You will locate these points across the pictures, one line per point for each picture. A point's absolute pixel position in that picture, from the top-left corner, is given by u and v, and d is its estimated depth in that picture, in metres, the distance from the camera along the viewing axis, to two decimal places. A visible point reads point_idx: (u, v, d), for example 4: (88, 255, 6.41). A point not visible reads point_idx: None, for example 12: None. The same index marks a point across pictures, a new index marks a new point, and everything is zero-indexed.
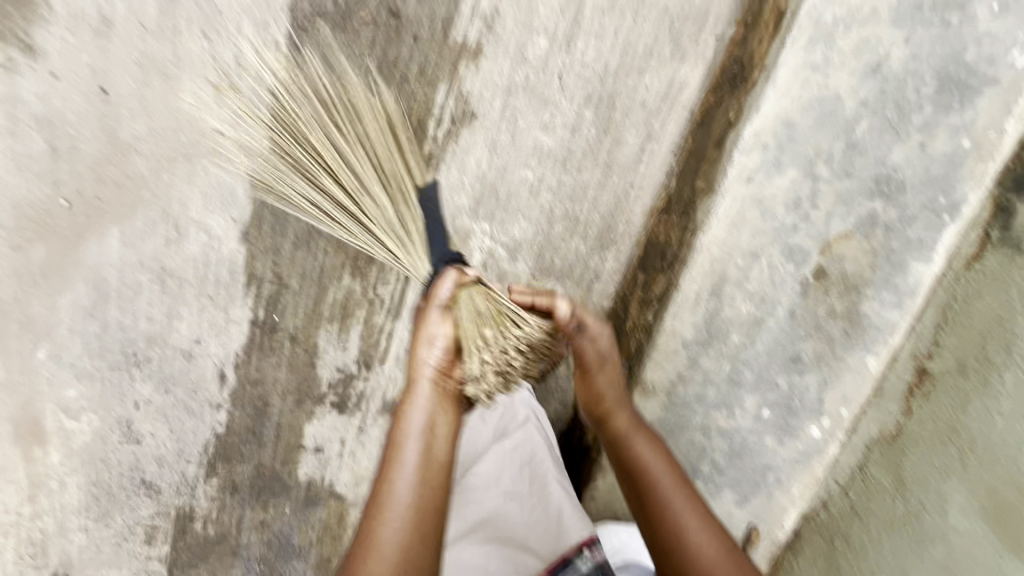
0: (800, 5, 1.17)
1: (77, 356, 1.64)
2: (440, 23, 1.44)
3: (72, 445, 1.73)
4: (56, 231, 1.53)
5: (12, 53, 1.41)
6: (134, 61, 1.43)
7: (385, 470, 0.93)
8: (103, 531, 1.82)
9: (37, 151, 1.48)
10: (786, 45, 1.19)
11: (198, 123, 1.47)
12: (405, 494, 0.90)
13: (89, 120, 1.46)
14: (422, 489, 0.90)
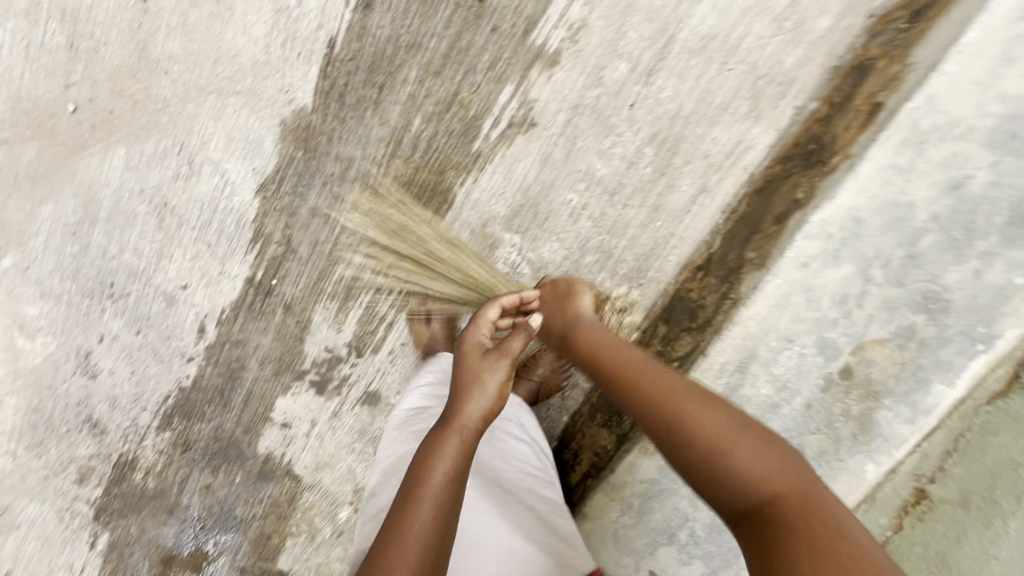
0: (898, 107, 1.21)
1: (46, 274, 1.49)
2: (524, 21, 1.35)
3: (20, 364, 1.58)
4: (54, 135, 1.38)
5: None
6: None
7: (413, 481, 1.01)
8: (33, 461, 1.68)
9: (53, 45, 1.32)
10: (877, 142, 1.22)
11: (240, 59, 1.34)
12: (423, 521, 0.96)
13: (121, 26, 1.32)
14: (444, 509, 0.99)
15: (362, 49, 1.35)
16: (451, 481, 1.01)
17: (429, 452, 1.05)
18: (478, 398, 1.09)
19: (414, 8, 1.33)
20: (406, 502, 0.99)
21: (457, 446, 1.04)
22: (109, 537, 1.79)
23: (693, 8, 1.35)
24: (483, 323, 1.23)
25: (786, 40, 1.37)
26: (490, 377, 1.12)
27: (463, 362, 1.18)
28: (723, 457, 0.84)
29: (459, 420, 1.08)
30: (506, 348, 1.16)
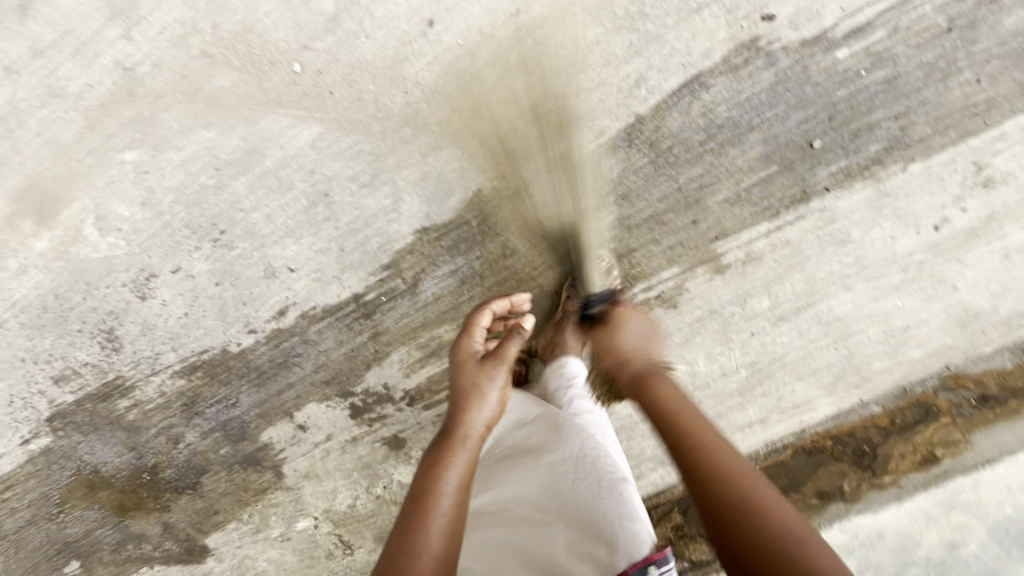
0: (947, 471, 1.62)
1: (163, 189, 1.38)
2: (720, 230, 1.48)
3: (72, 249, 1.43)
4: (261, 80, 1.30)
5: None
6: (477, 29, 1.29)
7: (423, 497, 1.03)
8: (21, 339, 1.51)
9: (319, 8, 1.26)
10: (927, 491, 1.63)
11: (479, 123, 1.36)
12: (439, 529, 0.99)
13: (390, 29, 1.28)
14: (453, 527, 1.01)
15: (584, 177, 1.41)
16: (460, 485, 1.07)
17: (433, 467, 1.09)
18: (482, 408, 1.19)
19: (648, 171, 1.41)
20: (415, 513, 1.00)
21: (464, 454, 1.12)
22: (49, 441, 1.63)
23: (838, 295, 1.57)
24: (476, 331, 1.29)
25: (883, 350, 1.63)
26: (490, 387, 1.21)
27: (460, 372, 1.24)
28: (747, 517, 0.83)
29: (465, 430, 1.17)
30: (503, 353, 1.25)
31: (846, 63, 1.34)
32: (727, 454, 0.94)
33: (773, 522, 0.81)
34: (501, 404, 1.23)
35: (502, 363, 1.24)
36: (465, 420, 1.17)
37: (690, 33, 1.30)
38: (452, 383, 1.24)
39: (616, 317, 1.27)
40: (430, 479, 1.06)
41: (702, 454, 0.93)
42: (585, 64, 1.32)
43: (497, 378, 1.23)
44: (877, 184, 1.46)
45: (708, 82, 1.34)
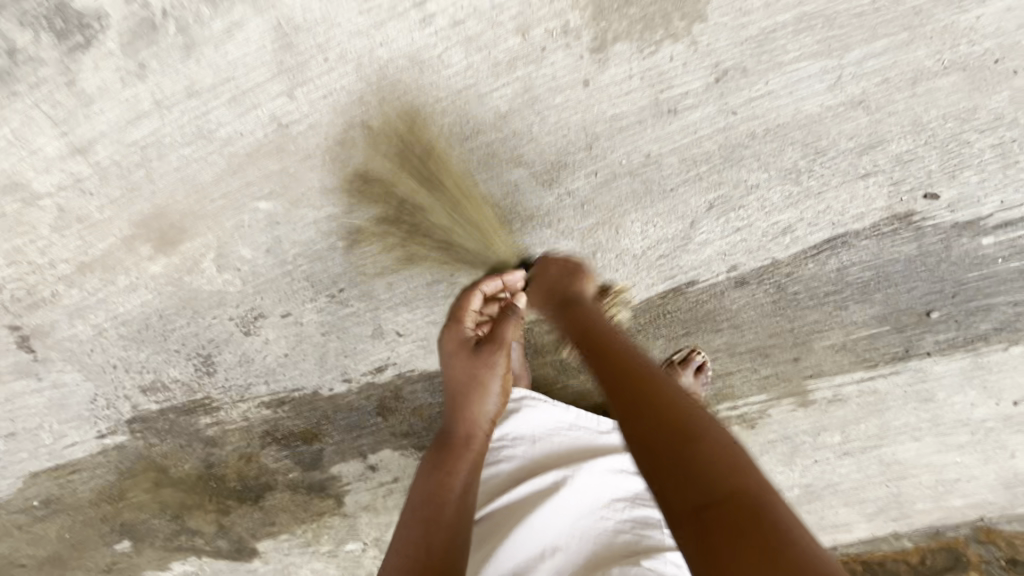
0: None
1: (291, 241, 1.36)
2: (816, 369, 1.53)
3: (186, 278, 1.41)
4: (415, 160, 1.27)
5: (583, 30, 1.14)
6: (645, 152, 1.26)
7: (435, 497, 1.20)
8: (116, 348, 1.52)
9: (493, 104, 1.21)
10: None
11: (619, 238, 1.35)
12: (451, 528, 1.18)
13: (558, 137, 1.24)
14: (462, 517, 1.20)
15: (705, 303, 1.43)
16: (467, 484, 1.24)
17: (443, 465, 1.24)
18: (485, 401, 1.29)
19: (766, 309, 1.43)
20: (429, 513, 1.18)
21: (470, 453, 1.27)
22: (124, 439, 1.67)
23: (905, 442, 1.64)
24: (467, 318, 1.32)
25: (929, 494, 1.72)
26: (490, 378, 1.29)
27: (454, 364, 1.31)
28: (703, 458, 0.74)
29: (468, 425, 1.29)
30: (498, 340, 1.30)
31: (987, 249, 1.35)
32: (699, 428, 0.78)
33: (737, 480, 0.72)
34: (501, 398, 1.32)
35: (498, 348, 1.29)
36: (468, 413, 1.29)
37: (849, 195, 1.29)
38: (449, 375, 1.32)
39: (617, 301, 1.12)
40: (436, 484, 1.22)
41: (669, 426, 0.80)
42: (739, 205, 1.31)
43: (495, 366, 1.30)
44: (975, 357, 1.51)
45: (852, 242, 1.34)
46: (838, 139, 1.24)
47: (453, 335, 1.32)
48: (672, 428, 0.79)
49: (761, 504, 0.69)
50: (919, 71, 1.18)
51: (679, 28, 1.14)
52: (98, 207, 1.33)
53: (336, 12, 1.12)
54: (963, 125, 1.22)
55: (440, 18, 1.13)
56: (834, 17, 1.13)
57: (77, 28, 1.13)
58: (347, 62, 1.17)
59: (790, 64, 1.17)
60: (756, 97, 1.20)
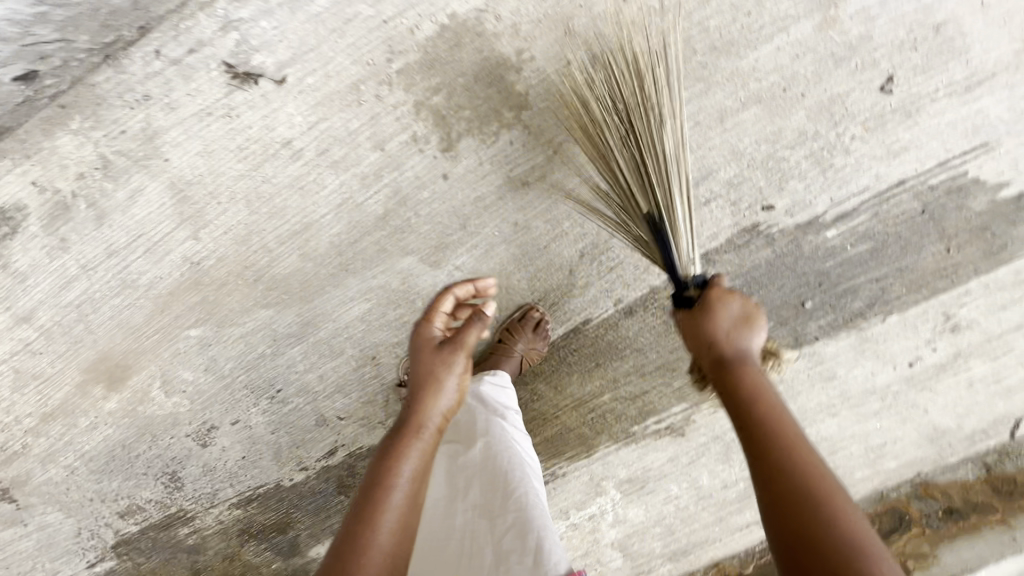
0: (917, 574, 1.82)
1: (225, 358, 1.52)
2: None
3: (140, 408, 1.56)
4: (316, 267, 1.43)
5: (431, 135, 1.33)
6: (512, 220, 1.43)
7: (376, 488, 1.02)
8: (89, 482, 1.65)
9: (370, 209, 1.39)
10: None
11: (512, 295, 1.51)
12: (388, 527, 0.99)
13: (435, 224, 1.42)
14: (403, 519, 1.01)
15: (604, 335, 1.58)
16: (416, 485, 1.05)
17: (387, 457, 1.06)
18: (440, 396, 1.11)
19: (660, 329, 1.58)
20: (365, 510, 1.00)
21: (419, 447, 1.07)
22: (113, 563, 1.77)
23: (826, 419, 1.76)
24: (436, 319, 1.22)
25: (864, 461, 1.81)
26: (447, 374, 1.12)
27: (417, 360, 1.16)
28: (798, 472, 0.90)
29: (421, 418, 1.10)
30: (461, 340, 1.16)
31: (833, 240, 1.52)
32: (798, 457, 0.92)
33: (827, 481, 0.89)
34: (460, 392, 1.13)
35: (461, 346, 1.15)
36: (421, 407, 1.11)
37: (699, 221, 1.47)
38: (411, 372, 1.17)
39: (716, 316, 1.05)
40: (379, 475, 1.03)
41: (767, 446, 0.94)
42: (607, 247, 1.48)
43: (455, 364, 1.14)
44: (860, 332, 1.66)
45: (715, 258, 1.51)
46: None
47: (422, 334, 1.22)
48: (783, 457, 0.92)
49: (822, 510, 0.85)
50: (722, 110, 1.37)
51: (510, 118, 1.34)
52: (49, 362, 1.49)
53: (218, 164, 1.31)
54: (775, 146, 1.41)
55: (307, 151, 1.32)
56: None
57: (2, 222, 1.32)
58: (237, 201, 1.35)
59: None
60: (593, 158, 1.39)
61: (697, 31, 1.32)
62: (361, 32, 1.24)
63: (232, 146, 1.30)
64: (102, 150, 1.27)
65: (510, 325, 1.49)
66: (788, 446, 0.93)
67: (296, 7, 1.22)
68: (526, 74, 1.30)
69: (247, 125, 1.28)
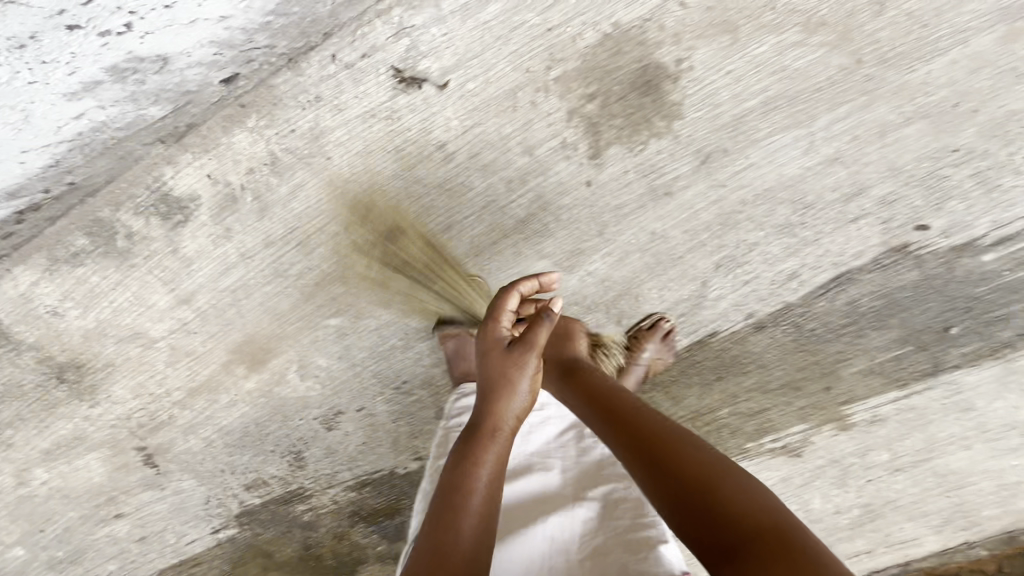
0: None
1: (359, 347, 1.59)
2: (850, 395, 1.61)
3: (276, 389, 1.66)
4: (454, 266, 1.47)
5: (580, 141, 1.34)
6: (651, 229, 1.43)
7: (455, 492, 0.99)
8: (223, 454, 1.77)
9: (512, 212, 1.42)
10: None
11: (640, 304, 1.50)
12: (472, 527, 0.97)
13: (573, 230, 1.43)
14: (487, 518, 0.99)
15: (730, 349, 1.56)
16: (492, 489, 1.02)
17: (463, 459, 1.03)
18: (514, 398, 1.06)
19: (789, 346, 1.55)
20: (447, 517, 0.97)
21: (496, 449, 1.04)
22: (234, 531, 1.89)
23: (957, 451, 1.67)
24: (502, 316, 1.13)
25: (994, 500, 1.72)
26: (521, 376, 1.06)
27: (485, 361, 1.10)
28: (684, 456, 0.91)
29: (494, 421, 1.06)
30: (531, 340, 1.07)
31: (989, 264, 1.44)
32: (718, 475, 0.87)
33: (735, 496, 0.84)
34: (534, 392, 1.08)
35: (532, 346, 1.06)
36: (493, 409, 1.06)
37: (844, 238, 1.42)
38: (479, 371, 1.11)
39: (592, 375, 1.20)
40: (455, 479, 1.01)
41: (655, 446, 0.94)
42: (744, 260, 1.45)
43: (527, 366, 1.06)
44: (1006, 363, 1.56)
45: (858, 277, 1.46)
46: (823, 192, 1.38)
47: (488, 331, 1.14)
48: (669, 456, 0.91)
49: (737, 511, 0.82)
50: (884, 125, 1.32)
51: (661, 127, 1.33)
52: (201, 341, 1.60)
53: (375, 163, 1.37)
54: (937, 163, 1.34)
55: (460, 154, 1.36)
56: (795, 96, 1.30)
57: (177, 210, 1.42)
58: (388, 200, 1.41)
59: (764, 140, 1.33)
60: (740, 170, 1.36)
61: (867, 43, 1.27)
62: (525, 39, 1.26)
63: (390, 147, 1.35)
64: (272, 147, 1.36)
65: (637, 332, 1.49)
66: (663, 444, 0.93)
67: (465, 13, 1.25)
68: (683, 84, 1.29)
69: (407, 127, 1.33)
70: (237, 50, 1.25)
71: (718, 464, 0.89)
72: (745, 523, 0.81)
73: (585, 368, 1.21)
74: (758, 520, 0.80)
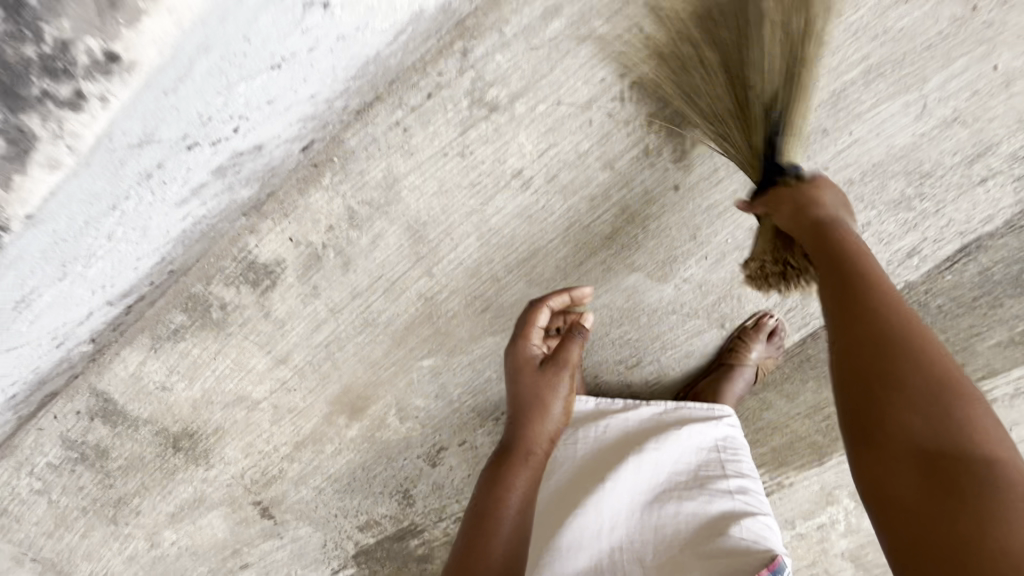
0: None
1: (455, 384, 1.57)
2: (989, 370, 1.47)
3: (378, 434, 1.67)
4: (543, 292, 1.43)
5: (663, 146, 1.26)
6: (749, 227, 1.33)
7: (493, 508, 1.09)
8: (334, 501, 1.79)
9: (597, 229, 1.35)
10: None
11: (743, 305, 1.41)
12: (512, 523, 1.08)
13: (663, 238, 1.36)
14: (514, 544, 1.07)
15: None
16: (527, 505, 1.11)
17: (496, 483, 1.11)
18: (546, 421, 1.16)
19: None
20: (476, 539, 1.06)
21: (526, 475, 1.12)
22: (353, 571, 1.90)
23: None
24: (532, 335, 1.21)
25: None
26: (553, 398, 1.16)
27: (520, 381, 1.19)
28: (894, 351, 0.79)
29: (527, 444, 1.15)
30: (564, 359, 1.18)
31: None
32: (907, 349, 0.79)
33: (924, 362, 0.77)
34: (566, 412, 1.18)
35: (563, 364, 1.18)
36: (526, 432, 1.16)
37: (971, 204, 1.28)
38: (514, 393, 1.20)
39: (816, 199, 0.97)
40: (495, 489, 1.11)
41: (868, 369, 0.79)
42: (857, 244, 1.33)
43: (560, 387, 1.17)
44: None
45: (988, 244, 1.32)
46: (941, 158, 1.24)
47: (519, 351, 1.22)
48: (892, 390, 0.77)
49: (976, 452, 0.72)
50: (1009, 73, 1.17)
51: None
52: (301, 397, 1.62)
53: (452, 202, 1.33)
54: None
55: (537, 179, 1.30)
56: (901, 59, 1.17)
57: (265, 276, 1.44)
58: (469, 236, 1.37)
59: (869, 112, 1.21)
60: (843, 149, 1.25)
61: None
62: (595, 48, 1.19)
63: (466, 183, 1.31)
64: (349, 202, 1.34)
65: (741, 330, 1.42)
66: (897, 318, 0.82)
67: (528, 34, 1.18)
68: None
69: (480, 159, 1.29)
70: (318, 120, 1.24)
71: (951, 387, 0.76)
72: (948, 445, 0.73)
73: (813, 203, 0.97)
74: (926, 373, 0.76)
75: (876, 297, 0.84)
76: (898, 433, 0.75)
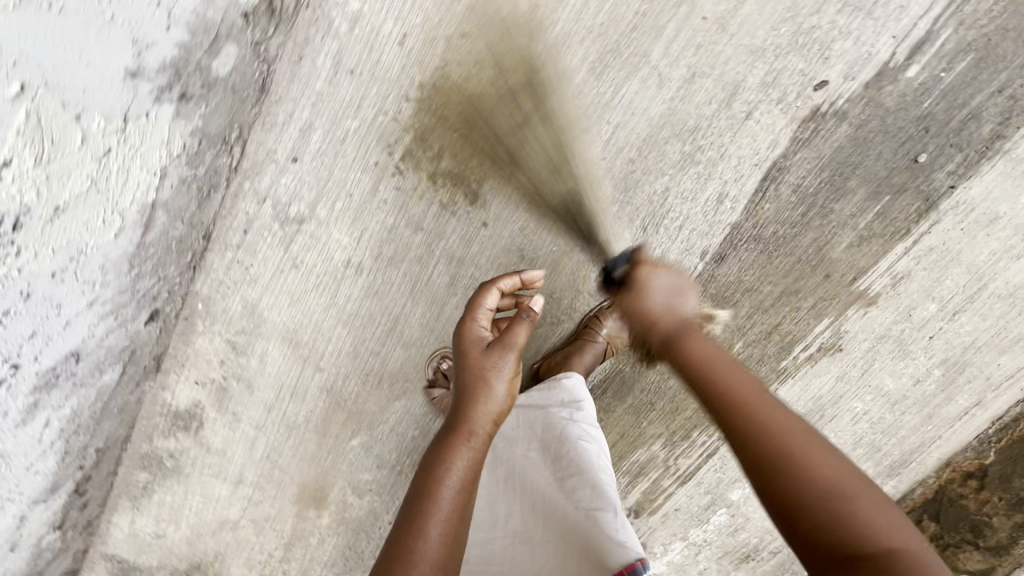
0: None
1: (388, 450, 1.71)
2: (856, 270, 1.48)
3: (347, 513, 1.80)
4: (418, 349, 1.56)
5: (455, 195, 1.39)
6: (565, 232, 1.43)
7: (430, 485, 1.05)
8: None
9: (438, 282, 1.48)
10: None
11: (596, 297, 1.50)
12: (450, 499, 1.04)
13: (497, 268, 1.46)
14: (451, 524, 1.03)
15: (708, 290, 1.51)
16: (466, 485, 1.07)
17: (437, 461, 1.08)
18: (491, 400, 1.12)
19: (763, 259, 1.47)
20: (413, 518, 1.02)
21: (468, 454, 1.09)
22: None
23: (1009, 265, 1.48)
24: (479, 316, 1.19)
25: None
26: (498, 377, 1.13)
27: (464, 361, 1.16)
28: (785, 471, 0.84)
29: (471, 423, 1.11)
30: (511, 339, 1.15)
31: (919, 78, 1.30)
32: (808, 457, 0.85)
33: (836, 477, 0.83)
34: (511, 395, 1.15)
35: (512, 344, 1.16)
36: (471, 411, 1.12)
37: (751, 137, 1.33)
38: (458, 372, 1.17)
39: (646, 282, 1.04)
40: (434, 469, 1.07)
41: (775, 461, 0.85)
42: (666, 210, 1.40)
43: (505, 367, 1.14)
44: (1007, 156, 1.37)
45: (787, 164, 1.36)
46: (701, 110, 1.31)
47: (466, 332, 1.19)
48: (771, 451, 0.86)
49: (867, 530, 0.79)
50: (719, 20, 1.25)
51: (515, 143, 1.35)
52: (270, 504, 1.79)
53: (308, 305, 1.49)
54: (795, 22, 1.26)
55: (365, 261, 1.45)
56: (618, 47, 1.27)
57: (190, 418, 1.63)
58: (335, 327, 1.52)
59: (615, 99, 1.31)
60: (610, 137, 1.34)
61: None
62: (358, 141, 1.34)
63: (311, 286, 1.47)
64: (227, 336, 1.53)
65: (597, 312, 1.49)
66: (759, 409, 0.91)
67: (300, 153, 1.34)
68: (510, 97, 1.31)
69: (313, 263, 1.45)
70: (139, 301, 1.43)
71: (797, 451, 0.85)
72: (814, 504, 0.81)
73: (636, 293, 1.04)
74: (822, 491, 0.82)
75: (722, 384, 0.95)
76: (802, 510, 0.81)
